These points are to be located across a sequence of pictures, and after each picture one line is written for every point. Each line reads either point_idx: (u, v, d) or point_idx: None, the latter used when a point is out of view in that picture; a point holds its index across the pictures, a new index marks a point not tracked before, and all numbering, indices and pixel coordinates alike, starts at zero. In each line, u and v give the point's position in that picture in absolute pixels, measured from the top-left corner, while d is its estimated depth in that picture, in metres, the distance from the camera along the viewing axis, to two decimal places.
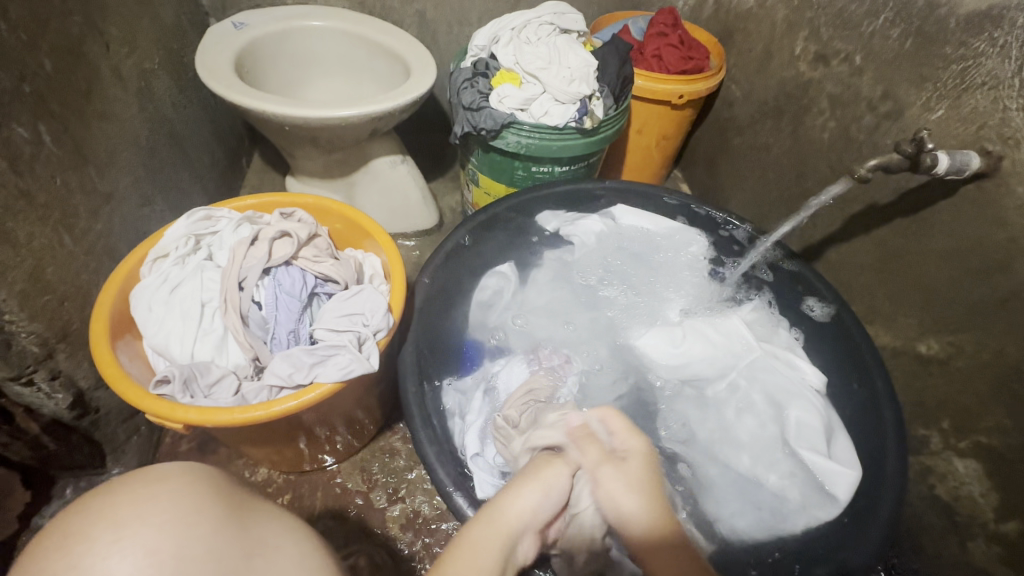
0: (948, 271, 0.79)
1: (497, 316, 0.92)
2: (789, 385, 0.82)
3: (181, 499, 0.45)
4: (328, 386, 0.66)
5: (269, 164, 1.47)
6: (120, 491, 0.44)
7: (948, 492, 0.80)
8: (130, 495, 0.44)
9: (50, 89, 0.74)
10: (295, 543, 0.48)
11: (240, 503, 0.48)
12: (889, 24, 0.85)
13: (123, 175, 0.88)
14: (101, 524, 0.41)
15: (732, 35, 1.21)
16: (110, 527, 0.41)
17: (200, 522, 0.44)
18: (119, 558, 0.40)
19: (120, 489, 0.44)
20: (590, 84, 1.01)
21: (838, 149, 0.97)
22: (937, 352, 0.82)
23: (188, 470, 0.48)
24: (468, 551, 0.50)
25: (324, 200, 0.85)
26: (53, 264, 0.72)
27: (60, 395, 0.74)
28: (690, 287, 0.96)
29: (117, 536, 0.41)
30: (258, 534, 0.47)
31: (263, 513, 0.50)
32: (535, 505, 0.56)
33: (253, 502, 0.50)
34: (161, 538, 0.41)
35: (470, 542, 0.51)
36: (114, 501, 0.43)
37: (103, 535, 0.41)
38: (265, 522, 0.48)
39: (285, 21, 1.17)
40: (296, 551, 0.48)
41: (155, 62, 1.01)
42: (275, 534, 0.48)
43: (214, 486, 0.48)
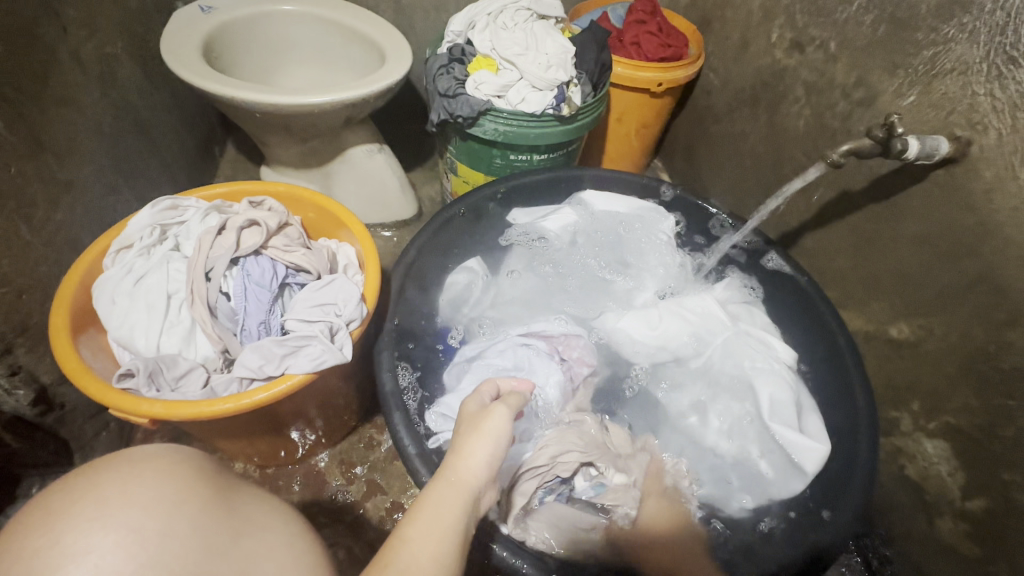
0: (919, 256, 0.80)
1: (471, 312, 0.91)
2: (763, 361, 0.83)
3: (168, 480, 0.44)
4: (300, 377, 0.65)
5: (243, 154, 1.43)
6: (104, 469, 0.43)
7: (917, 472, 0.82)
8: (115, 474, 0.43)
9: (2, 73, 0.70)
10: (280, 526, 0.48)
11: (226, 486, 0.48)
12: (863, 11, 0.85)
13: (85, 164, 0.85)
14: (85, 501, 0.40)
15: (711, 22, 1.21)
16: (94, 505, 0.40)
17: (186, 503, 0.43)
18: (104, 534, 0.39)
19: (103, 467, 0.43)
20: (567, 70, 1.00)
21: (813, 136, 0.98)
22: (908, 336, 0.83)
23: (171, 451, 0.47)
24: (426, 514, 0.47)
25: (296, 188, 0.83)
26: (8, 255, 0.69)
27: (20, 391, 0.72)
28: (666, 268, 0.96)
29: (101, 513, 0.40)
30: (244, 516, 0.46)
31: (247, 497, 0.49)
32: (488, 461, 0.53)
33: (237, 485, 0.50)
34: (147, 516, 0.41)
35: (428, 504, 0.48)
36: (99, 480, 0.42)
37: (87, 512, 0.40)
38: (249, 506, 0.48)
39: (255, 5, 1.13)
40: (282, 532, 0.48)
41: (118, 47, 0.98)
42: (259, 517, 0.48)
43: (199, 469, 0.47)
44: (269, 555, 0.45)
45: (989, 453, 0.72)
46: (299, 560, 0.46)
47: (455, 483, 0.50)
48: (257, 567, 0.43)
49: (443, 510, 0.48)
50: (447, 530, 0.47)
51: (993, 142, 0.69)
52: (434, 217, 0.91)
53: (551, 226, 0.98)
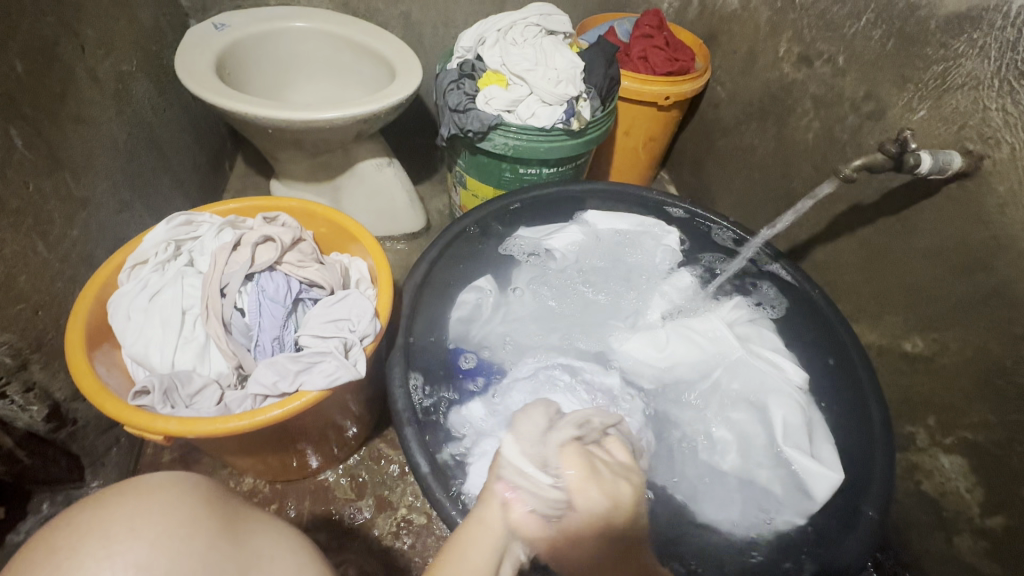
0: (932, 270, 0.80)
1: (476, 334, 0.90)
2: (772, 383, 0.82)
3: (175, 512, 0.43)
4: (314, 393, 0.65)
5: (252, 168, 1.44)
6: (112, 500, 0.43)
7: (934, 488, 0.81)
8: (121, 508, 0.42)
9: (21, 92, 0.71)
10: (291, 555, 0.47)
11: (234, 514, 0.47)
12: (871, 26, 0.86)
13: (100, 180, 0.86)
14: (91, 538, 0.40)
15: (718, 36, 1.22)
16: (99, 542, 0.40)
17: (194, 537, 0.42)
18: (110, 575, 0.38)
19: (109, 500, 0.43)
20: (576, 85, 1.01)
21: (822, 149, 0.98)
22: (922, 350, 0.82)
23: (181, 480, 0.46)
24: (458, 559, 0.49)
25: (309, 204, 0.84)
26: (26, 272, 0.69)
27: (35, 408, 0.72)
28: (675, 286, 0.95)
29: (107, 552, 0.39)
30: (253, 547, 0.45)
31: (257, 524, 0.48)
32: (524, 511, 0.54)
33: (246, 512, 0.49)
34: (154, 553, 0.40)
35: (457, 546, 0.51)
36: (106, 513, 0.41)
37: (92, 551, 0.39)
38: (259, 535, 0.47)
39: (267, 22, 1.15)
40: (292, 563, 0.47)
41: (133, 64, 0.99)
42: (268, 546, 0.47)
43: (207, 497, 0.46)
44: None
45: (1008, 470, 0.71)
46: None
47: (484, 529, 0.52)
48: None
49: (469, 556, 0.50)
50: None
51: (1006, 157, 0.69)
52: (443, 235, 0.91)
53: (557, 243, 0.99)
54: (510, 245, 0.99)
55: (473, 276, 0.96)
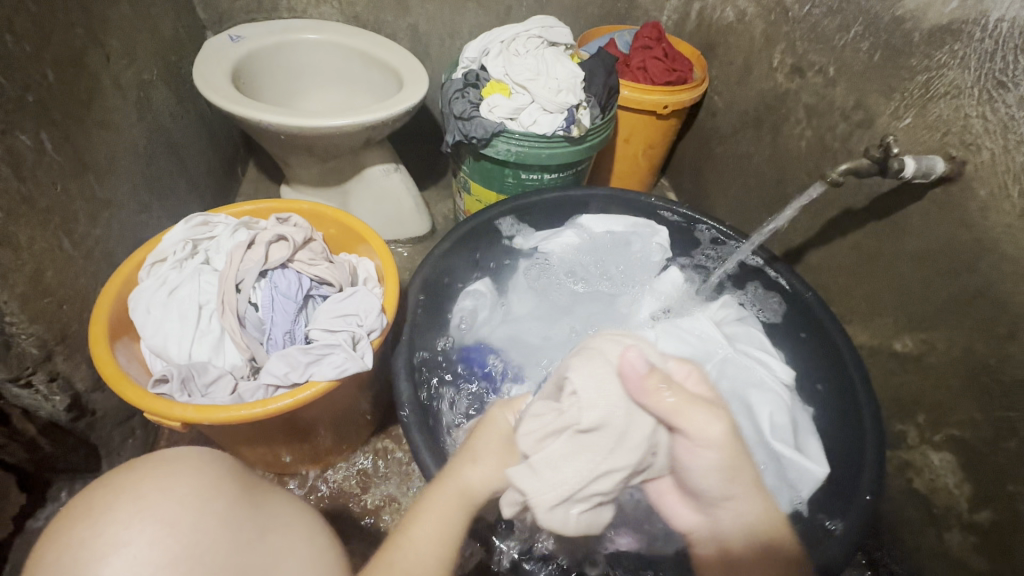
0: (920, 271, 0.82)
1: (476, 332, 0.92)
2: (759, 379, 0.85)
3: (200, 478, 0.46)
4: (324, 383, 0.68)
5: (263, 173, 1.49)
6: (140, 465, 0.45)
7: (925, 485, 0.83)
8: (151, 471, 0.44)
9: (53, 98, 0.76)
10: (301, 524, 0.51)
11: (252, 485, 0.50)
12: (859, 38, 0.89)
13: (122, 183, 0.90)
14: (124, 495, 0.42)
15: (715, 47, 1.26)
16: (130, 499, 0.42)
17: (216, 500, 0.45)
18: (141, 528, 0.40)
19: (139, 464, 0.45)
20: (577, 94, 1.05)
21: (815, 156, 1.01)
22: (911, 350, 0.85)
23: (202, 451, 0.49)
24: (429, 515, 0.54)
25: (319, 205, 0.87)
26: (53, 267, 0.73)
27: (57, 397, 0.75)
28: (666, 288, 0.98)
29: (139, 507, 0.41)
30: (269, 515, 0.48)
31: (271, 496, 0.51)
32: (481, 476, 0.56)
33: (262, 485, 0.52)
34: (182, 512, 0.42)
35: (424, 509, 0.55)
36: (136, 474, 0.44)
37: (125, 506, 0.41)
38: (274, 505, 0.50)
39: (281, 34, 1.20)
40: (303, 532, 0.50)
41: (153, 73, 1.04)
42: (281, 516, 0.50)
43: (226, 469, 0.49)
44: (290, 557, 0.47)
45: (992, 465, 0.73)
46: (317, 560, 0.49)
47: (449, 483, 0.56)
48: (278, 565, 0.46)
49: (433, 516, 0.54)
50: (444, 536, 0.54)
51: (987, 162, 0.72)
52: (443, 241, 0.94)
53: (552, 246, 1.02)
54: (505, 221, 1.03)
55: (470, 280, 0.99)
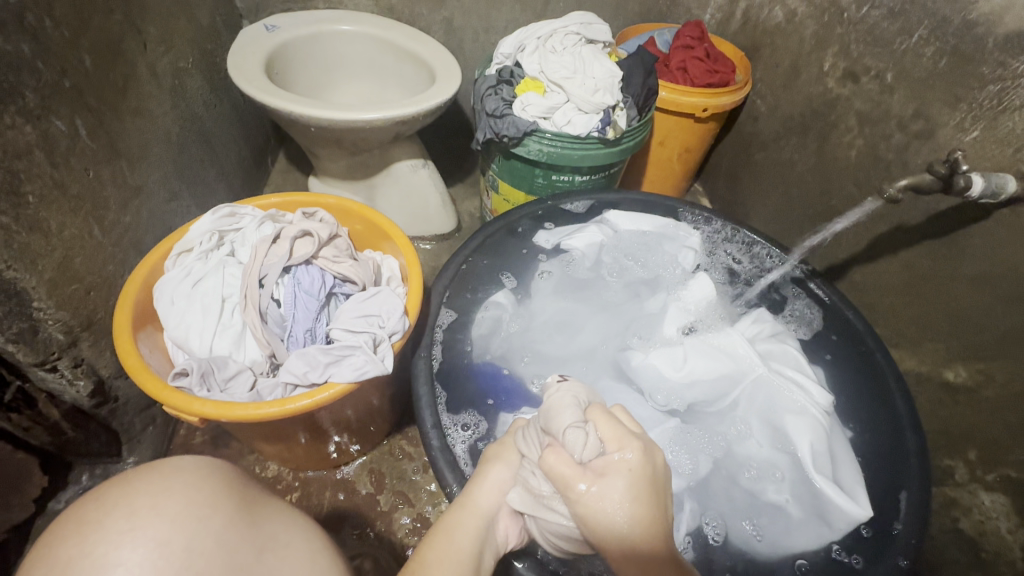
0: (978, 297, 0.76)
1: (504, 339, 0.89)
2: (795, 404, 0.78)
3: (195, 491, 0.46)
4: (342, 385, 0.67)
5: (293, 164, 1.49)
6: (138, 478, 0.46)
7: (972, 527, 0.77)
8: (146, 486, 0.45)
9: (90, 85, 0.76)
10: (303, 542, 0.50)
11: (251, 499, 0.50)
12: (923, 43, 0.83)
13: (153, 171, 0.90)
14: (116, 512, 0.43)
15: (761, 49, 1.20)
16: (123, 517, 0.42)
17: (212, 517, 0.45)
18: (132, 548, 0.41)
19: (134, 478, 0.46)
20: (614, 94, 1.01)
21: (866, 167, 0.95)
22: (965, 381, 0.79)
23: (203, 464, 0.50)
24: (449, 535, 0.54)
25: (345, 201, 0.86)
26: (82, 254, 0.73)
27: (81, 382, 0.76)
28: (698, 297, 0.92)
29: (130, 526, 0.42)
30: (267, 529, 0.48)
31: (273, 509, 0.51)
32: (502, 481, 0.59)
33: (262, 499, 0.52)
34: (172, 529, 0.43)
35: (446, 529, 0.55)
36: (132, 490, 0.44)
37: (117, 524, 0.42)
38: (273, 520, 0.50)
39: (316, 25, 1.19)
40: (304, 547, 0.50)
41: (189, 61, 1.04)
42: (282, 531, 0.50)
43: (226, 482, 0.49)
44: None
45: None
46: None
47: (467, 505, 0.57)
48: None
49: (460, 535, 0.54)
50: (463, 552, 0.53)
51: None
52: (459, 247, 0.91)
53: (577, 244, 0.97)
54: (541, 236, 1.00)
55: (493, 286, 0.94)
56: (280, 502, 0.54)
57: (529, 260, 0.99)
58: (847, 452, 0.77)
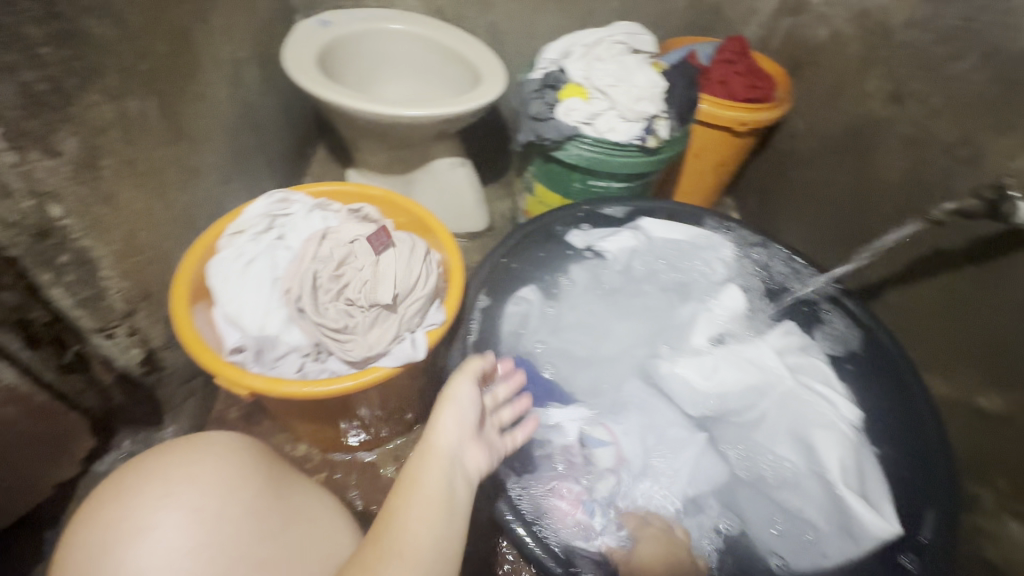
0: (1018, 325, 0.76)
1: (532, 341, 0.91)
2: (824, 419, 0.79)
3: (223, 465, 0.57)
4: (386, 370, 0.71)
5: (332, 156, 1.53)
6: (175, 454, 0.57)
7: (999, 556, 0.76)
8: (182, 458, 0.56)
9: (161, 68, 0.80)
10: (317, 517, 0.61)
11: (270, 473, 0.61)
12: (975, 69, 0.84)
13: (210, 154, 0.94)
14: (155, 479, 0.54)
15: (804, 67, 1.20)
16: (162, 486, 0.53)
17: (237, 490, 0.56)
18: (168, 512, 0.51)
19: (173, 452, 0.57)
20: (657, 103, 1.03)
21: (907, 190, 0.96)
22: (999, 409, 0.79)
23: (230, 441, 0.61)
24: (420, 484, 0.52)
25: (389, 193, 0.90)
26: (145, 229, 0.77)
27: (134, 351, 0.79)
28: (727, 308, 0.92)
29: (167, 492, 0.53)
30: (285, 499, 0.60)
31: (291, 482, 0.63)
32: (461, 425, 0.60)
33: (283, 476, 0.63)
34: (202, 495, 0.53)
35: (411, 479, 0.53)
36: (170, 463, 0.55)
37: (156, 493, 0.53)
38: (292, 496, 0.61)
39: (367, 22, 1.23)
40: (319, 521, 0.61)
41: (247, 52, 1.08)
42: (300, 506, 0.61)
43: (248, 459, 0.60)
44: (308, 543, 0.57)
45: None
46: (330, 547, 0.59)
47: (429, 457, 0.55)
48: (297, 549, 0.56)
49: (426, 480, 0.53)
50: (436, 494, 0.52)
51: None
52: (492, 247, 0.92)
53: (610, 247, 0.99)
54: (573, 237, 1.00)
55: (521, 284, 0.95)
56: (299, 482, 0.65)
57: (563, 261, 1.00)
58: (876, 471, 0.77)
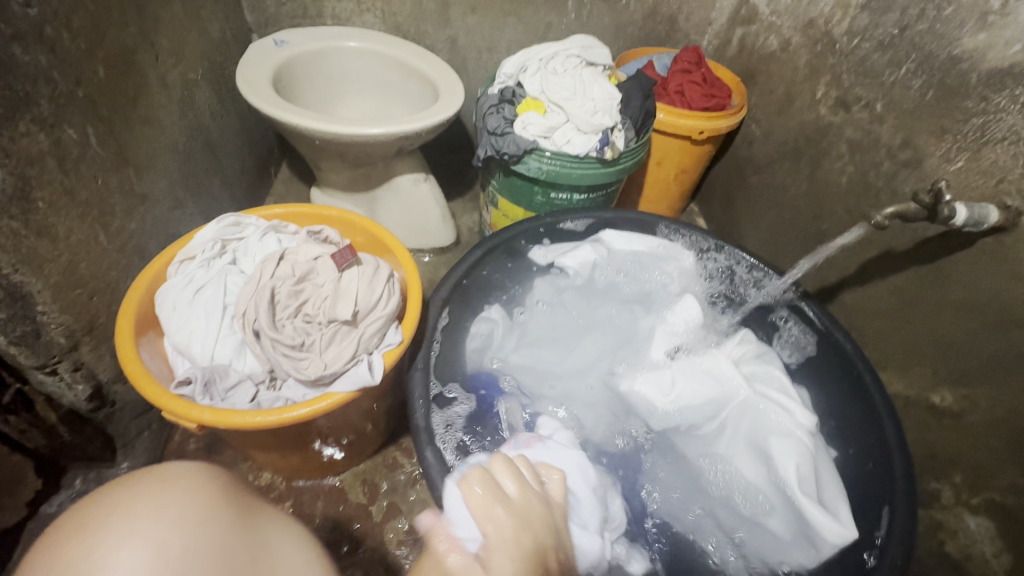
0: (964, 323, 0.78)
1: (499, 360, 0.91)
2: (781, 427, 0.79)
3: (194, 498, 0.46)
4: (342, 396, 0.68)
5: (295, 175, 1.51)
6: (138, 481, 0.46)
7: (958, 549, 0.78)
8: (147, 489, 0.45)
9: (102, 94, 0.78)
10: (300, 556, 0.50)
11: (248, 505, 0.50)
12: (911, 75, 0.86)
13: (159, 179, 0.92)
14: (116, 515, 0.43)
15: (756, 75, 1.23)
16: (125, 519, 0.43)
17: (209, 523, 0.45)
18: (131, 550, 0.41)
19: (137, 482, 0.46)
20: (613, 115, 1.04)
21: (856, 193, 0.98)
22: (951, 405, 0.81)
23: (202, 468, 0.50)
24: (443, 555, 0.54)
25: (347, 213, 0.88)
26: (87, 259, 0.74)
27: (80, 387, 0.77)
28: (685, 321, 0.91)
29: (131, 527, 0.42)
30: (264, 537, 0.48)
31: (271, 518, 0.51)
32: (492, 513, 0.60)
33: (262, 507, 0.52)
34: (170, 534, 0.43)
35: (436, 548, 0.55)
36: (133, 492, 0.45)
37: (118, 528, 0.42)
38: (271, 530, 0.50)
39: (323, 41, 1.22)
40: (303, 562, 0.50)
41: (198, 73, 1.06)
42: (281, 541, 0.49)
43: (224, 488, 0.49)
44: None
45: None
46: None
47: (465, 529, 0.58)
48: None
49: (449, 554, 0.55)
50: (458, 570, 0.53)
51: None
52: (455, 262, 0.90)
53: (570, 262, 0.97)
54: (535, 253, 1.01)
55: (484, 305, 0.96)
56: (280, 514, 0.53)
57: (527, 278, 1.02)
58: (834, 475, 0.78)
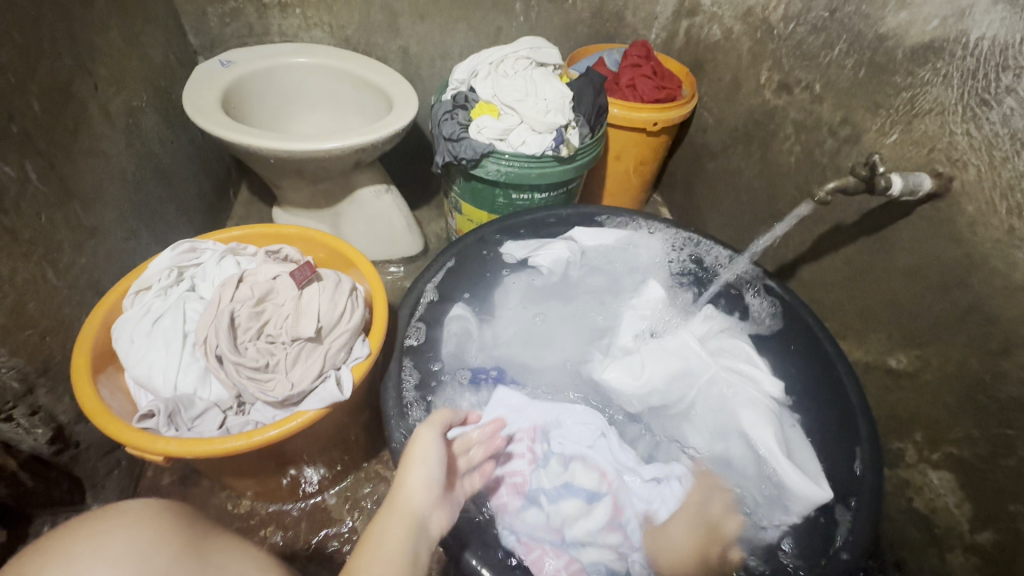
0: (912, 286, 0.82)
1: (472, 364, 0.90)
2: (748, 398, 0.82)
3: (137, 533, 0.46)
4: (312, 413, 0.68)
5: (255, 196, 1.49)
6: (80, 525, 0.46)
7: (926, 505, 0.81)
8: (87, 534, 0.45)
9: (38, 128, 0.76)
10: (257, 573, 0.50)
11: (199, 535, 0.49)
12: (844, 55, 0.90)
13: (109, 211, 0.90)
14: (53, 561, 0.42)
15: (703, 65, 1.26)
16: (61, 564, 0.42)
17: (155, 555, 0.45)
18: None
19: (78, 527, 0.46)
20: (565, 113, 1.05)
21: (805, 171, 1.01)
22: (906, 366, 0.84)
23: (147, 504, 0.49)
24: (372, 543, 0.53)
25: (306, 231, 0.88)
26: (35, 298, 0.72)
27: (39, 430, 0.74)
28: (651, 305, 0.94)
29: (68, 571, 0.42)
30: (217, 562, 0.48)
31: (224, 545, 0.51)
32: (428, 482, 0.59)
33: (213, 532, 0.51)
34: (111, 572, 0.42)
35: (372, 539, 0.53)
36: (71, 538, 0.44)
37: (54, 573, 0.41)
38: (223, 553, 0.49)
39: (272, 58, 1.21)
40: None
41: (143, 100, 1.04)
42: (235, 563, 0.49)
43: (172, 521, 0.49)
44: None
45: (992, 484, 0.72)
46: None
47: (395, 509, 0.56)
48: None
49: (387, 540, 0.53)
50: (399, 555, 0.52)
51: (974, 178, 0.72)
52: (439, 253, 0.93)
53: (542, 259, 0.98)
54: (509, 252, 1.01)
55: (452, 305, 0.95)
56: (235, 536, 0.53)
57: (495, 274, 1.01)
58: (803, 439, 0.81)
